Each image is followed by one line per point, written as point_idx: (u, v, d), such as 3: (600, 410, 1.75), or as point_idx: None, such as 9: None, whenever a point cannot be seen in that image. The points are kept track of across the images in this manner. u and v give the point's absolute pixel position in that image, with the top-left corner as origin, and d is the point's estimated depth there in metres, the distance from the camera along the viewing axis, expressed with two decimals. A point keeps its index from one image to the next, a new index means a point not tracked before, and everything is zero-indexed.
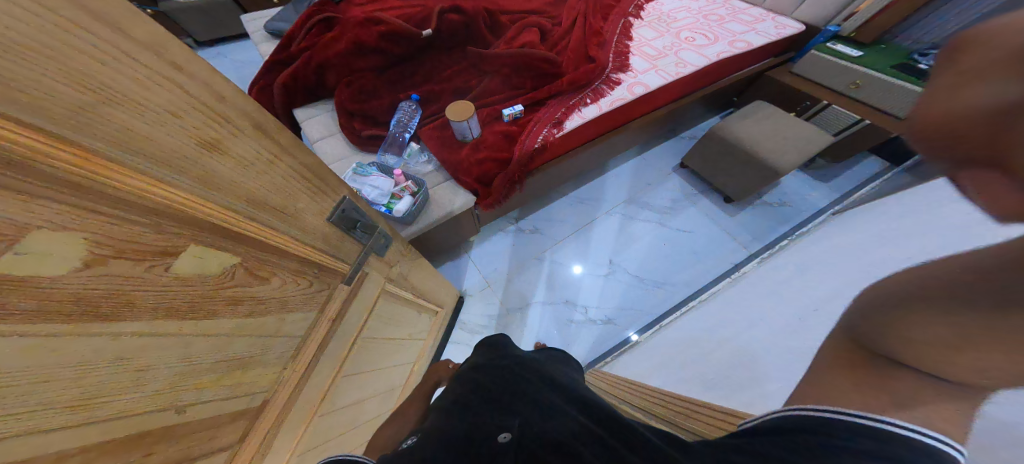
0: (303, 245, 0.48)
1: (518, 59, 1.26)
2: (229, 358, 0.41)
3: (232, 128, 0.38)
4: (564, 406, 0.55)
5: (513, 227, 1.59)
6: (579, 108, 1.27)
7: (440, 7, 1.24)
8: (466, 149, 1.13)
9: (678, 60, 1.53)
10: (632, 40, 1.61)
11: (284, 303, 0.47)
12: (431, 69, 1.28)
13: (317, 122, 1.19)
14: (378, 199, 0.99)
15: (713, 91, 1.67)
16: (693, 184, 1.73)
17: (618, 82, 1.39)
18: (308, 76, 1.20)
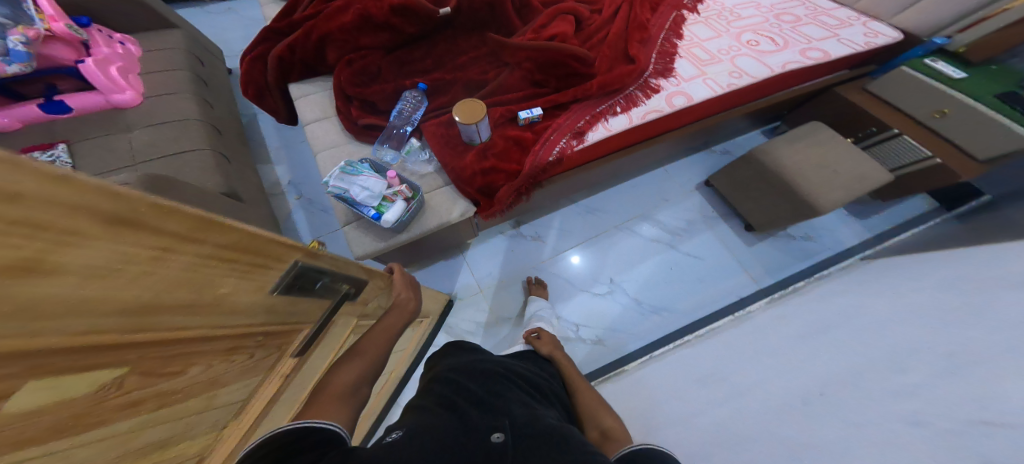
0: (231, 327, 0.39)
1: (546, 53, 1.11)
2: (135, 449, 0.36)
3: (49, 238, 0.21)
4: (536, 412, 0.64)
5: (512, 232, 1.49)
6: (606, 118, 1.15)
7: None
8: (471, 154, 1.02)
9: (732, 70, 1.36)
10: (681, 39, 1.43)
11: (210, 381, 0.41)
12: (445, 52, 1.14)
13: (311, 101, 1.09)
14: (367, 201, 0.91)
15: (764, 106, 1.48)
16: (714, 205, 1.57)
17: (655, 89, 1.26)
18: (308, 49, 1.08)
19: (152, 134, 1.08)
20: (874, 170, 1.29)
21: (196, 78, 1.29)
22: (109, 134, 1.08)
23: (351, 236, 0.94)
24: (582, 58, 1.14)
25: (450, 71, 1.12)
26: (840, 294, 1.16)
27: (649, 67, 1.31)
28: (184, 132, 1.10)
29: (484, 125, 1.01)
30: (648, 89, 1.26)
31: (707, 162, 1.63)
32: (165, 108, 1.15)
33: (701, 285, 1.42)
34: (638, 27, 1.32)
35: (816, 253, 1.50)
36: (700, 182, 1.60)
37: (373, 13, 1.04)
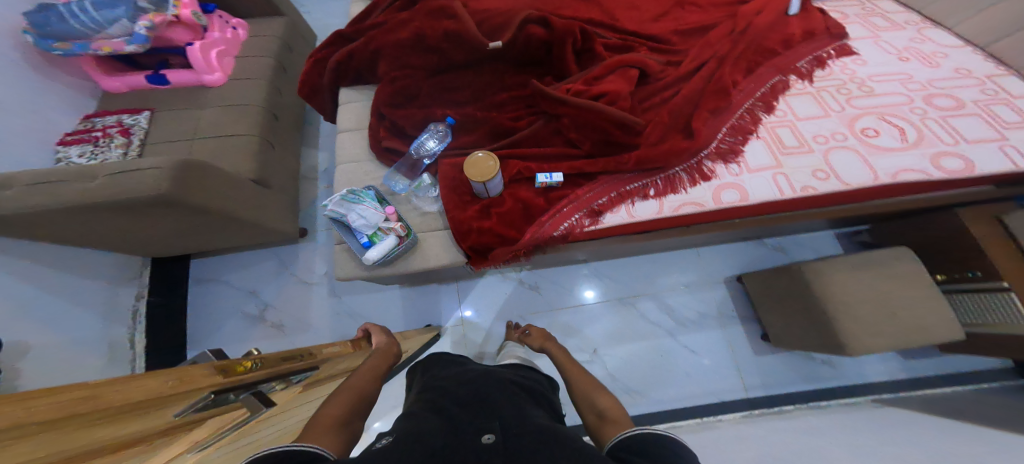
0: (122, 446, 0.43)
1: (585, 115, 1.02)
2: None
3: None
4: (526, 417, 0.71)
5: (514, 275, 1.38)
6: (632, 199, 1.05)
7: (524, 14, 1.03)
8: (474, 207, 1.01)
9: (816, 172, 1.12)
10: (773, 113, 1.20)
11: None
12: (489, 84, 1.10)
13: (350, 110, 1.15)
14: (362, 229, 0.96)
15: (851, 213, 1.20)
16: (737, 305, 1.38)
17: (707, 176, 1.10)
18: (361, 59, 1.12)
19: (217, 115, 1.23)
20: (946, 324, 1.07)
21: (277, 66, 1.38)
22: (187, 109, 1.26)
23: (338, 258, 1.01)
24: (625, 124, 1.03)
25: (484, 107, 1.09)
26: (822, 429, 1.03)
27: (710, 145, 1.13)
28: (243, 118, 1.22)
29: (494, 183, 0.99)
30: (698, 176, 1.09)
31: (753, 256, 1.42)
32: (239, 92, 1.28)
33: (685, 384, 1.28)
34: (719, 95, 1.14)
35: (827, 380, 1.31)
36: (731, 275, 1.41)
37: (427, 37, 1.06)
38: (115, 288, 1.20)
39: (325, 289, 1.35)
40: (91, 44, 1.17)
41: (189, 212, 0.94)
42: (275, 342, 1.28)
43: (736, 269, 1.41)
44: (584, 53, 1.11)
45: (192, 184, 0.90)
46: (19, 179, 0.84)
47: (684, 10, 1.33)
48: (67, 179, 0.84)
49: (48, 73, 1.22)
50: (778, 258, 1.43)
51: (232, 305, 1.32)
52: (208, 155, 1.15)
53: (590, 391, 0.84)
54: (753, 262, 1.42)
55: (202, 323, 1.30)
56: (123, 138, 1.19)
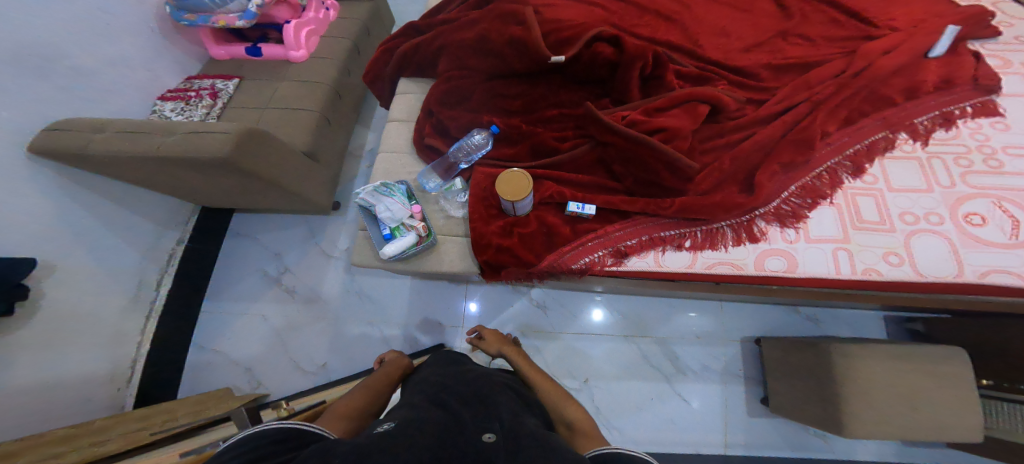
0: None
1: (633, 149, 0.95)
2: None
3: None
4: (523, 419, 0.69)
5: (524, 291, 1.41)
6: (664, 247, 0.98)
7: (596, 31, 1.02)
8: (498, 221, 0.99)
9: (885, 256, 0.94)
10: (863, 177, 1.01)
11: None
12: (541, 95, 1.08)
13: (405, 101, 1.19)
14: (387, 222, 0.97)
15: (900, 299, 1.01)
16: (746, 365, 1.33)
17: (756, 237, 0.98)
18: (427, 52, 1.16)
19: (291, 88, 1.31)
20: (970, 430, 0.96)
21: (353, 49, 1.48)
22: (269, 81, 1.36)
23: (358, 244, 1.04)
24: (673, 166, 0.94)
25: (532, 122, 1.06)
26: None
27: (768, 204, 0.99)
28: (312, 94, 1.29)
29: (522, 204, 0.95)
30: (745, 236, 0.98)
31: (778, 320, 1.36)
32: (313, 70, 1.37)
33: (666, 427, 1.27)
34: (801, 148, 0.98)
35: (814, 452, 1.25)
36: (751, 335, 1.36)
37: (492, 41, 1.06)
38: (162, 230, 1.36)
39: (342, 265, 1.43)
40: (212, 17, 1.29)
41: (245, 176, 0.98)
42: (287, 305, 1.39)
43: (756, 331, 1.35)
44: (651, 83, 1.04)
45: (251, 150, 0.93)
46: (116, 125, 0.94)
47: (785, 42, 1.19)
48: (152, 131, 0.92)
49: (172, 39, 1.39)
50: (810, 329, 1.35)
51: (256, 262, 1.45)
52: (274, 124, 1.23)
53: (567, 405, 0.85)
54: (777, 328, 1.35)
55: (238, 269, 1.45)
56: (209, 100, 1.29)
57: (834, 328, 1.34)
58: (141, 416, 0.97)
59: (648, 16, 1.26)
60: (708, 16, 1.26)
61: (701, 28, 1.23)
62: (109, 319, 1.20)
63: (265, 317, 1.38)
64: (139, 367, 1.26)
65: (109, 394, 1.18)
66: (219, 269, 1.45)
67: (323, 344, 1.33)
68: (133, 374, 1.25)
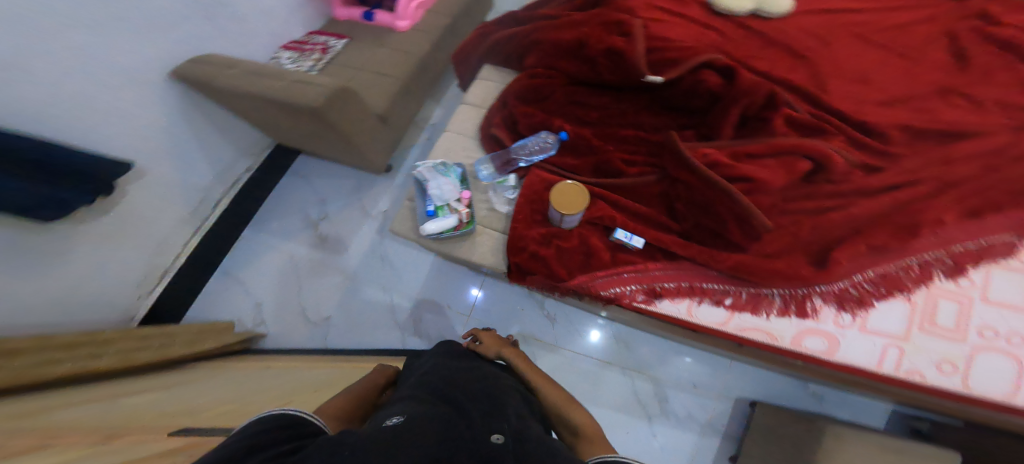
0: (128, 410, 0.69)
1: (700, 189, 0.92)
2: (39, 411, 0.64)
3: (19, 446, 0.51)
4: (533, 426, 0.61)
5: (537, 299, 1.48)
6: (701, 299, 0.91)
7: (707, 58, 1.04)
8: (540, 228, 0.95)
9: (938, 362, 0.81)
10: (964, 278, 0.86)
11: (100, 406, 0.69)
12: (621, 112, 1.10)
13: (483, 87, 1.22)
14: (434, 199, 0.98)
15: (935, 404, 0.91)
16: (730, 424, 1.29)
17: (807, 313, 0.87)
18: (519, 44, 1.20)
19: (387, 55, 1.38)
20: None
21: (450, 27, 1.48)
22: (370, 46, 1.43)
23: (399, 214, 1.01)
24: (745, 221, 0.89)
25: (604, 136, 1.07)
26: None
27: (833, 283, 0.87)
28: (402, 62, 1.35)
29: (571, 218, 0.90)
30: (793, 309, 0.88)
31: (782, 386, 1.32)
32: (409, 39, 1.42)
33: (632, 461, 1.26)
34: (900, 234, 0.88)
35: None
36: (748, 399, 1.31)
37: (587, 47, 1.10)
38: (236, 158, 1.56)
39: (375, 226, 1.57)
40: None
41: (327, 128, 1.07)
42: (313, 250, 1.54)
43: (755, 393, 1.32)
44: (750, 124, 1.02)
45: (340, 108, 1.02)
46: (239, 64, 1.10)
47: (947, 102, 1.07)
48: (263, 70, 1.06)
49: None
50: (810, 405, 1.30)
51: (300, 206, 1.62)
52: (364, 83, 1.29)
53: (579, 414, 0.81)
54: (775, 394, 1.32)
55: (290, 201, 1.63)
56: (319, 54, 1.40)
57: (836, 410, 1.28)
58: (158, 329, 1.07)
59: (771, 49, 1.19)
60: (848, 59, 1.16)
61: (830, 72, 1.14)
62: (164, 231, 1.37)
63: (292, 257, 1.53)
64: (166, 279, 1.42)
65: (131, 300, 1.34)
66: (271, 200, 1.62)
67: (332, 298, 1.48)
68: (158, 286, 1.41)
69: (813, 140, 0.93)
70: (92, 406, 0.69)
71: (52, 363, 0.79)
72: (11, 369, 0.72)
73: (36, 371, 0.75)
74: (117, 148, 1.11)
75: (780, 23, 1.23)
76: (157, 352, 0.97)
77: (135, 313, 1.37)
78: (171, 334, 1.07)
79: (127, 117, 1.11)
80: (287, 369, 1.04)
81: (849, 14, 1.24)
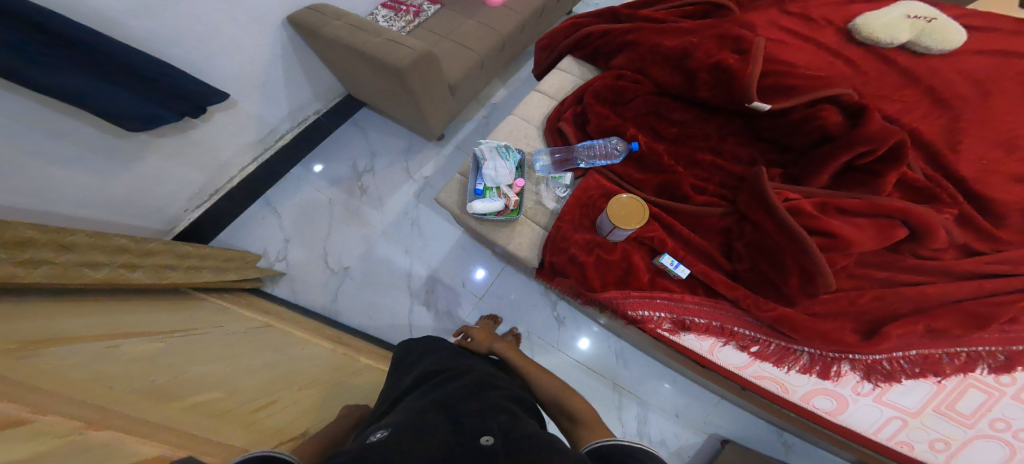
0: (149, 343, 0.69)
1: (758, 234, 0.91)
2: (68, 327, 0.62)
3: (50, 376, 0.48)
4: (527, 421, 0.62)
5: (552, 298, 1.49)
6: (727, 341, 0.90)
7: (834, 93, 0.99)
8: (585, 235, 1.00)
9: (932, 439, 0.81)
10: (1010, 377, 0.81)
11: (122, 332, 0.68)
12: (699, 132, 1.13)
13: (559, 79, 1.32)
14: (487, 180, 1.05)
15: None
16: (699, 455, 1.30)
17: (830, 376, 0.84)
18: (613, 43, 1.27)
19: (473, 28, 1.54)
20: None
21: (539, 9, 1.64)
22: (459, 15, 1.59)
23: (451, 185, 1.13)
24: (809, 276, 0.84)
25: (678, 156, 1.10)
26: None
27: (868, 353, 0.83)
28: (485, 38, 1.52)
29: (620, 232, 0.92)
30: (817, 369, 0.85)
31: (757, 427, 1.31)
32: (497, 15, 1.58)
33: None
34: (967, 323, 0.84)
35: None
36: (722, 435, 1.31)
37: (691, 59, 1.12)
38: (312, 100, 1.64)
39: (413, 189, 1.66)
40: None
41: (403, 88, 1.29)
42: (352, 199, 1.65)
43: (730, 433, 1.31)
44: (854, 175, 0.96)
45: (420, 71, 1.23)
46: (347, 17, 1.29)
47: None
48: (363, 28, 1.25)
49: None
50: (779, 453, 1.29)
51: (352, 154, 1.73)
52: (445, 52, 1.48)
53: (580, 401, 0.82)
54: (746, 433, 1.31)
55: (348, 146, 1.75)
56: (411, 17, 1.57)
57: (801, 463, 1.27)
58: (183, 253, 1.06)
59: (906, 92, 1.24)
60: (986, 126, 1.14)
61: (943, 144, 1.12)
62: (228, 157, 1.47)
63: (329, 202, 1.64)
64: (214, 199, 1.52)
65: (178, 212, 1.45)
66: (329, 141, 1.75)
67: (356, 252, 1.56)
68: (205, 204, 1.51)
69: (923, 209, 0.86)
70: (111, 329, 0.68)
71: (83, 267, 0.78)
72: (43, 266, 0.70)
73: (68, 271, 0.74)
74: (219, 76, 1.25)
75: (923, 66, 1.25)
76: (177, 278, 0.97)
77: (176, 225, 1.47)
78: (199, 257, 1.11)
79: (231, 50, 1.23)
80: (283, 336, 1.01)
81: (1003, 73, 1.23)
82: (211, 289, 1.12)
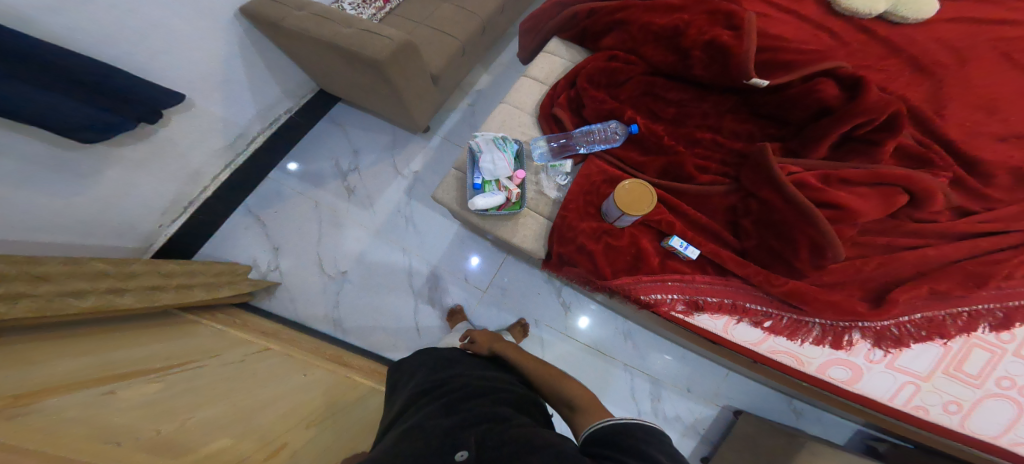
0: (149, 382, 0.64)
1: (764, 211, 0.91)
2: (63, 371, 0.57)
3: (53, 436, 0.44)
4: (512, 421, 0.64)
5: (556, 285, 1.48)
6: (742, 318, 0.91)
7: (831, 67, 0.99)
8: (592, 223, 0.98)
9: (946, 402, 0.84)
10: (1010, 335, 0.85)
11: (119, 372, 0.64)
12: (697, 112, 1.12)
13: (548, 62, 1.28)
14: (484, 173, 1.02)
15: (932, 442, 0.95)
16: (711, 426, 1.34)
17: (842, 345, 0.86)
18: (600, 22, 1.23)
19: (450, 11, 1.48)
20: None
21: None
22: None
23: (447, 181, 1.09)
24: (820, 249, 0.85)
25: (677, 136, 1.09)
26: None
27: (878, 321, 0.85)
28: (465, 21, 1.46)
29: (626, 217, 0.92)
30: (829, 340, 0.87)
31: (768, 396, 1.35)
32: None
33: None
34: (966, 283, 0.87)
35: None
36: (733, 406, 1.35)
37: (684, 36, 1.10)
38: (282, 97, 1.56)
39: (404, 185, 1.61)
40: None
41: (383, 80, 1.23)
42: (340, 201, 1.59)
43: (742, 404, 1.35)
44: (854, 145, 0.97)
45: (401, 60, 1.17)
46: (313, 7, 1.21)
47: None
48: (336, 19, 1.18)
49: None
50: (788, 419, 1.33)
51: (336, 153, 1.66)
52: (424, 39, 1.43)
53: (576, 388, 0.82)
54: (759, 403, 1.35)
55: (331, 145, 1.67)
56: (382, 3, 1.50)
57: (811, 427, 1.32)
58: (169, 272, 1.00)
59: (892, 62, 1.25)
60: (967, 91, 1.17)
61: (930, 110, 1.14)
62: (200, 162, 1.39)
63: (317, 205, 1.58)
64: (190, 211, 1.45)
65: (152, 228, 1.37)
66: (310, 142, 1.68)
67: (351, 256, 1.51)
68: (181, 217, 1.44)
69: (924, 175, 0.87)
70: (106, 368, 0.63)
71: (67, 297, 0.72)
72: (26, 299, 0.65)
73: (53, 304, 0.68)
74: (174, 74, 1.16)
75: (906, 33, 1.26)
76: (167, 301, 0.91)
77: (154, 242, 1.40)
78: (187, 274, 1.05)
79: (188, 42, 1.15)
80: (283, 361, 0.97)
81: (981, 38, 1.25)
82: (201, 307, 1.07)
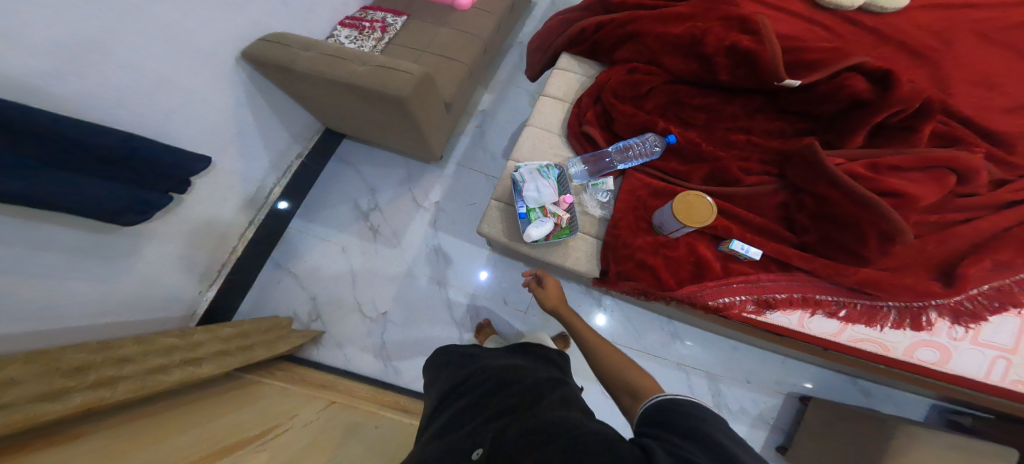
0: (254, 451, 0.63)
1: (822, 206, 0.93)
2: (179, 453, 0.56)
3: None
4: (535, 408, 0.59)
5: (597, 296, 1.42)
6: (814, 311, 0.90)
7: (857, 62, 1.02)
8: (648, 238, 0.99)
9: None
10: None
11: (222, 445, 0.62)
12: (725, 115, 1.15)
13: (563, 80, 1.30)
14: (529, 202, 1.02)
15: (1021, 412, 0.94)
16: (780, 416, 1.31)
17: (924, 327, 0.86)
18: (611, 37, 1.26)
19: (451, 36, 1.52)
20: None
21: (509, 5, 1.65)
22: (431, 24, 1.56)
23: (490, 215, 1.09)
24: (888, 236, 0.86)
25: (712, 141, 1.11)
26: None
27: (951, 298, 0.86)
28: (467, 45, 1.51)
29: (679, 227, 0.93)
30: (908, 322, 0.87)
31: (832, 379, 1.33)
32: (474, 20, 1.56)
33: None
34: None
35: None
36: (797, 392, 1.32)
37: (703, 44, 1.13)
38: (291, 141, 1.56)
39: (427, 218, 1.61)
40: None
41: (406, 116, 1.24)
42: (370, 241, 1.58)
43: (807, 390, 1.32)
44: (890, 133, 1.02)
45: (421, 95, 1.19)
46: (319, 45, 1.19)
47: None
48: (348, 56, 1.16)
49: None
50: (858, 401, 1.31)
51: (359, 194, 1.66)
52: (434, 67, 1.45)
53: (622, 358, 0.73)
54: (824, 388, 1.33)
55: (352, 187, 1.67)
56: (380, 34, 1.51)
57: (883, 406, 1.29)
58: (228, 336, 0.99)
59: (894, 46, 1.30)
60: (967, 68, 1.22)
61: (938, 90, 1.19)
62: (227, 221, 1.38)
63: (346, 250, 1.57)
64: (226, 272, 1.44)
65: (193, 295, 1.36)
66: (329, 186, 1.68)
67: (389, 294, 1.49)
68: (216, 282, 1.42)
69: (969, 155, 0.91)
70: (208, 442, 0.61)
71: (155, 374, 0.71)
72: (121, 383, 0.64)
73: (147, 382, 0.67)
74: (200, 136, 1.16)
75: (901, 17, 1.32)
76: (237, 363, 0.90)
77: (196, 308, 1.38)
78: (244, 335, 1.02)
79: (208, 100, 1.14)
80: (355, 413, 0.93)
81: (971, 15, 1.31)
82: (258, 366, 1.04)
